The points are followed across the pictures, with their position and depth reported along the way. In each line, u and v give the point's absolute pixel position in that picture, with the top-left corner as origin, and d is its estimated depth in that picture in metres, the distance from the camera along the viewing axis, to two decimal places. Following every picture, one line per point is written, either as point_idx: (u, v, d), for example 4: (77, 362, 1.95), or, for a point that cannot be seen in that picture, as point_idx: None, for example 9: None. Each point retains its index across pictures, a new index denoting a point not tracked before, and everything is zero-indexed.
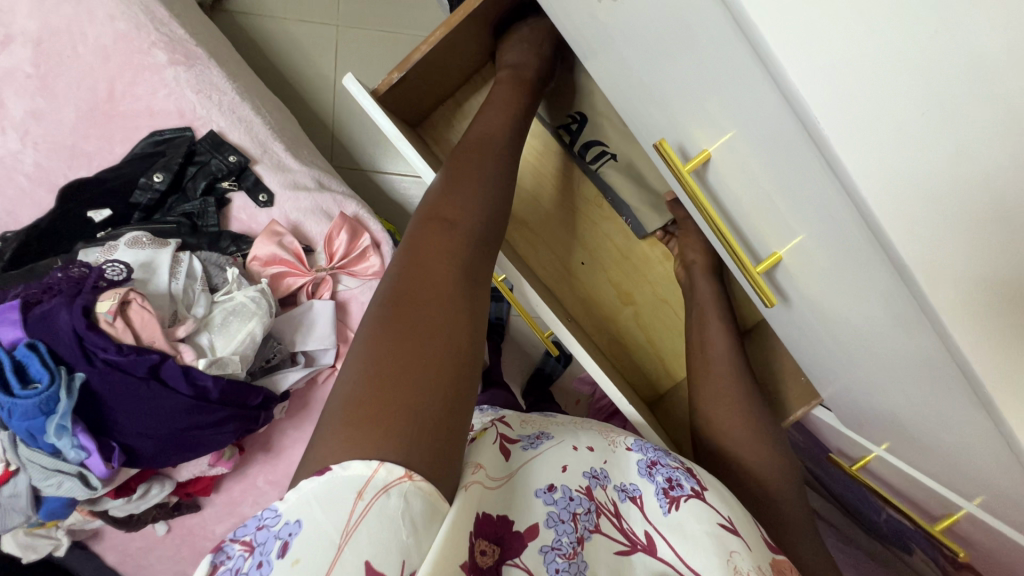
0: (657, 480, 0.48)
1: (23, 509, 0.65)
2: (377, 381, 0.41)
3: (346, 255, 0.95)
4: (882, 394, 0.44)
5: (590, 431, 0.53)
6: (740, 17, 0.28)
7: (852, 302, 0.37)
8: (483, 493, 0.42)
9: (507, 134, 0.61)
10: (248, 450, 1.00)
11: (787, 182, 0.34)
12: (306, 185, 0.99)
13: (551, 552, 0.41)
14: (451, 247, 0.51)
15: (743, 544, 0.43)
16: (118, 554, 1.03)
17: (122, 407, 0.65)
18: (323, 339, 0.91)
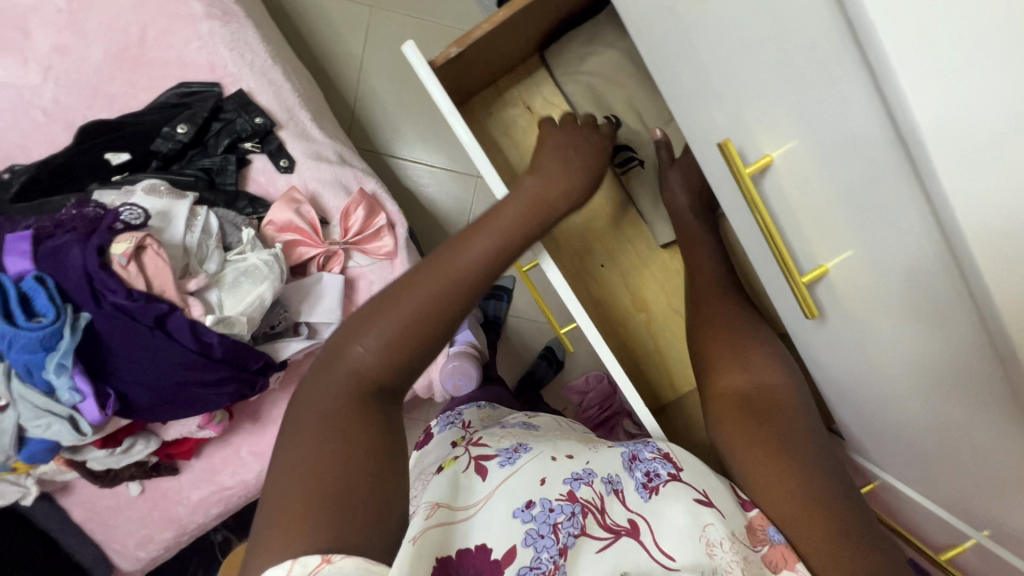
0: (637, 475, 0.53)
1: (4, 447, 0.63)
2: (305, 481, 0.37)
3: (360, 232, 0.95)
4: (906, 416, 0.45)
5: (572, 445, 0.58)
6: (853, 20, 0.27)
7: (898, 318, 0.38)
8: (444, 530, 0.47)
9: (523, 225, 0.52)
10: (235, 417, 0.99)
11: (847, 188, 0.35)
12: (328, 157, 0.98)
13: (529, 572, 0.44)
14: (418, 360, 0.45)
15: (718, 513, 0.48)
16: (85, 511, 0.99)
17: (124, 354, 0.63)
18: (329, 313, 0.91)
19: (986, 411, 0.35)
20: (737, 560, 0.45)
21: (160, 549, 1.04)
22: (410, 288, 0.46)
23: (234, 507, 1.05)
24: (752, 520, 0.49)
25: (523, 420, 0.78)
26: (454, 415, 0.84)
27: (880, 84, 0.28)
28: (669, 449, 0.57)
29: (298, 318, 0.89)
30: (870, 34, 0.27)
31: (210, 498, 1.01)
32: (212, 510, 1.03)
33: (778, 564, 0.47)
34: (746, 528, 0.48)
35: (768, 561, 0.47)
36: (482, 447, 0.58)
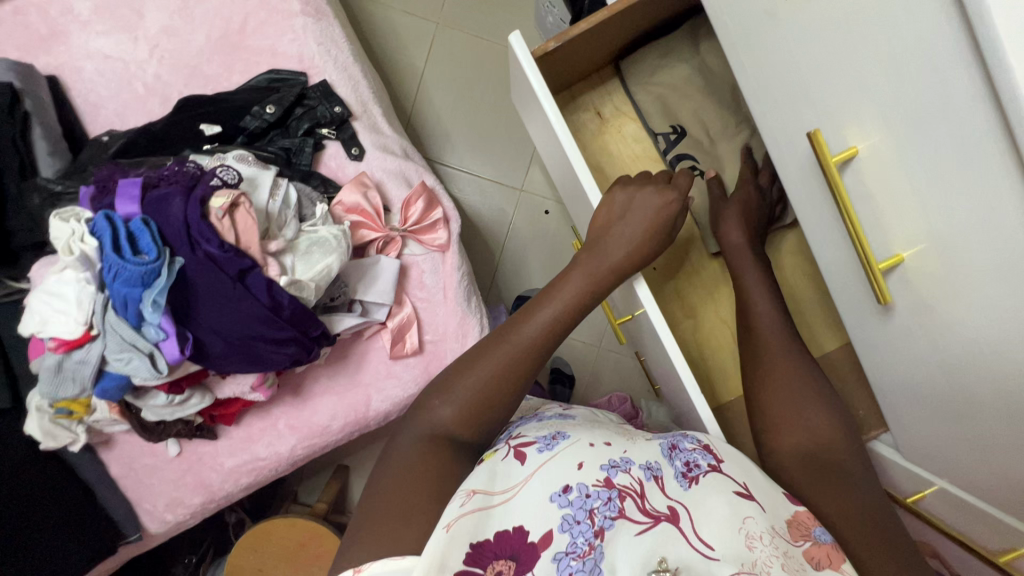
0: (677, 465, 0.52)
1: (83, 379, 0.67)
2: (384, 507, 0.49)
3: (419, 222, 1.00)
4: (971, 405, 0.48)
5: (605, 432, 0.57)
6: (969, 16, 0.34)
7: (974, 300, 0.43)
8: (483, 514, 0.45)
9: (565, 313, 0.63)
10: (278, 388, 1.01)
11: (947, 200, 0.42)
12: (394, 151, 1.04)
13: (565, 557, 0.42)
14: (480, 418, 0.59)
15: (757, 507, 0.48)
16: (122, 466, 1.02)
17: (207, 311, 0.68)
18: (382, 294, 0.95)
19: None
20: (778, 553, 0.45)
21: (187, 515, 1.06)
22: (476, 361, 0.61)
23: (263, 479, 1.07)
24: (790, 519, 0.49)
25: (557, 411, 0.79)
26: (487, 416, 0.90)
27: (1002, 106, 0.34)
28: (709, 441, 0.58)
29: (354, 295, 0.93)
30: (985, 25, 0.33)
31: (243, 467, 1.03)
32: (242, 480, 1.05)
33: (820, 561, 0.47)
34: (787, 525, 0.49)
35: (811, 559, 0.47)
36: (519, 437, 0.57)
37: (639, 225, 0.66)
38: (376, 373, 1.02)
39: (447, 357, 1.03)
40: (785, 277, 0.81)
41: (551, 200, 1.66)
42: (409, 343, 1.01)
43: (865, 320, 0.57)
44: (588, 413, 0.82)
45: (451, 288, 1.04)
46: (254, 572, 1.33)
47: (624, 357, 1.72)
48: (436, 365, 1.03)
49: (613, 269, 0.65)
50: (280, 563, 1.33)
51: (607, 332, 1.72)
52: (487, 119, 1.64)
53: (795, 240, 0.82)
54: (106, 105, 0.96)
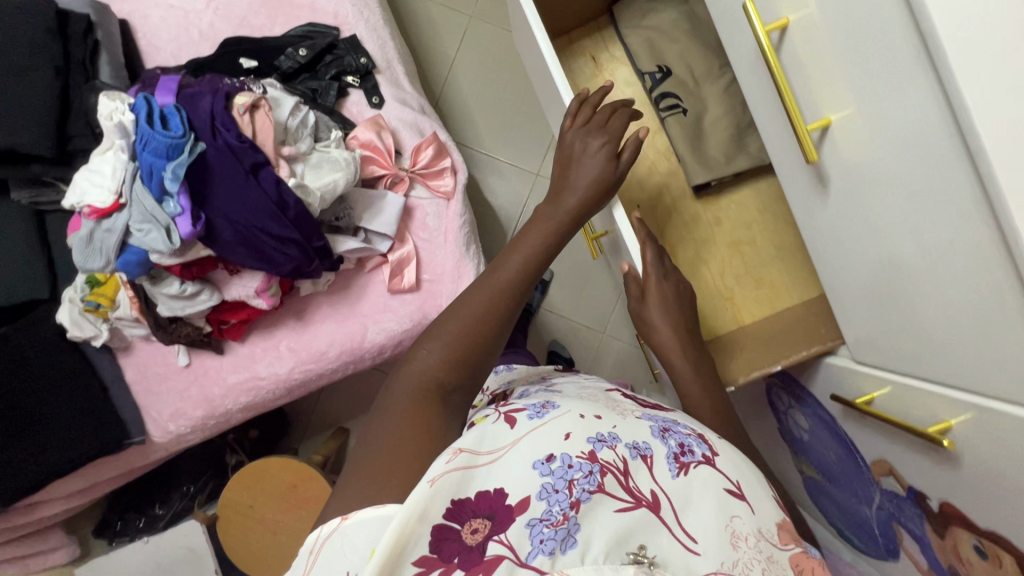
0: (670, 445, 0.52)
1: (109, 248, 0.76)
2: (383, 458, 0.48)
3: (427, 166, 1.07)
4: (899, 273, 0.49)
5: (599, 407, 0.56)
6: None
7: (884, 149, 0.46)
8: (467, 476, 0.44)
9: (532, 258, 0.68)
10: (283, 311, 1.08)
11: (907, 169, 0.44)
12: (411, 105, 1.12)
13: (539, 524, 0.43)
14: (466, 355, 0.60)
15: (745, 509, 0.50)
16: (136, 373, 1.10)
17: (229, 212, 0.77)
18: (385, 226, 1.02)
19: (951, 223, 0.42)
20: (758, 558, 0.47)
21: (188, 427, 1.12)
22: (456, 311, 0.64)
23: (260, 401, 1.13)
24: (780, 523, 0.53)
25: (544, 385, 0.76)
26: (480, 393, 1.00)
27: (930, 47, 0.38)
28: (703, 431, 0.58)
29: (359, 223, 1.02)
30: None
31: (243, 384, 1.10)
32: (241, 398, 1.11)
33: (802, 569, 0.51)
34: (777, 529, 0.52)
35: (796, 565, 0.50)
36: (510, 405, 0.56)
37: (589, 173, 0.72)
38: (374, 306, 1.08)
39: (442, 297, 1.08)
40: (764, 221, 0.84)
41: None
42: (406, 279, 1.06)
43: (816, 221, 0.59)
44: (580, 382, 0.80)
45: (452, 233, 1.09)
46: (245, 508, 1.37)
47: (628, 344, 1.72)
48: (430, 304, 1.08)
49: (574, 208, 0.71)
50: (271, 502, 1.37)
51: (612, 318, 1.73)
52: (511, 105, 1.72)
53: (777, 186, 0.84)
54: (165, 47, 1.09)
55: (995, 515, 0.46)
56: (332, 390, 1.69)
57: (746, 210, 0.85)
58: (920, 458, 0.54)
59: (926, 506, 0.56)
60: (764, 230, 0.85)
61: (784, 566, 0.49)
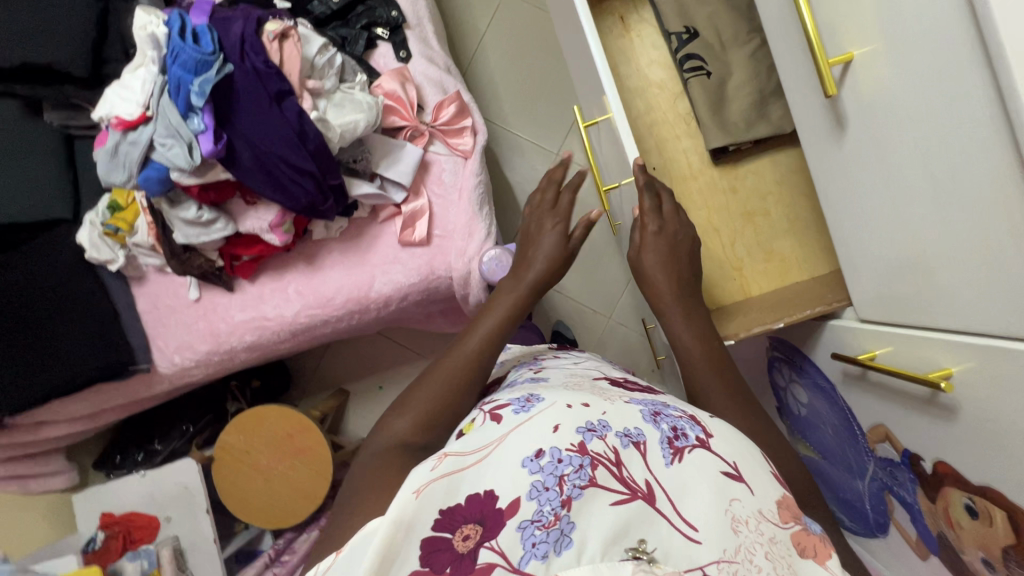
0: (663, 429, 0.50)
1: (132, 162, 0.78)
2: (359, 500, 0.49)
3: (448, 123, 1.07)
4: (914, 218, 0.48)
5: (586, 394, 0.54)
6: None
7: (907, 79, 0.43)
8: (450, 488, 0.45)
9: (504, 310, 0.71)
10: (295, 255, 1.10)
11: (929, 100, 0.42)
12: (438, 63, 1.13)
13: (530, 526, 0.42)
14: (432, 411, 0.59)
15: (746, 490, 0.47)
16: (148, 303, 1.13)
17: (253, 138, 0.79)
18: (400, 176, 1.03)
19: (970, 156, 0.40)
20: (760, 542, 0.45)
21: (193, 361, 1.15)
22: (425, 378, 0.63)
23: (265, 342, 1.15)
24: (781, 500, 0.49)
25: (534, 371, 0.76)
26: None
27: None
28: (696, 412, 0.54)
29: (375, 169, 1.03)
30: None
31: (250, 323, 1.12)
32: (246, 337, 1.13)
33: (807, 550, 0.47)
34: (777, 506, 0.48)
35: (797, 543, 0.46)
36: (495, 402, 0.56)
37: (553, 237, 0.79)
38: (383, 257, 1.09)
39: (451, 253, 1.09)
40: (780, 193, 0.84)
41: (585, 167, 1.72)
42: (418, 232, 1.07)
43: (829, 174, 0.58)
44: (569, 368, 0.80)
45: (466, 191, 1.09)
46: (242, 454, 1.39)
47: (633, 332, 1.71)
48: (439, 259, 1.09)
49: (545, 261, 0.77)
50: (267, 448, 1.39)
51: (619, 304, 1.72)
52: (537, 84, 1.73)
53: (796, 158, 0.83)
54: None
55: (991, 469, 0.46)
56: (336, 351, 1.71)
57: (763, 181, 0.84)
58: (918, 415, 0.53)
59: (920, 470, 0.55)
60: (780, 201, 0.84)
61: (789, 547, 0.46)
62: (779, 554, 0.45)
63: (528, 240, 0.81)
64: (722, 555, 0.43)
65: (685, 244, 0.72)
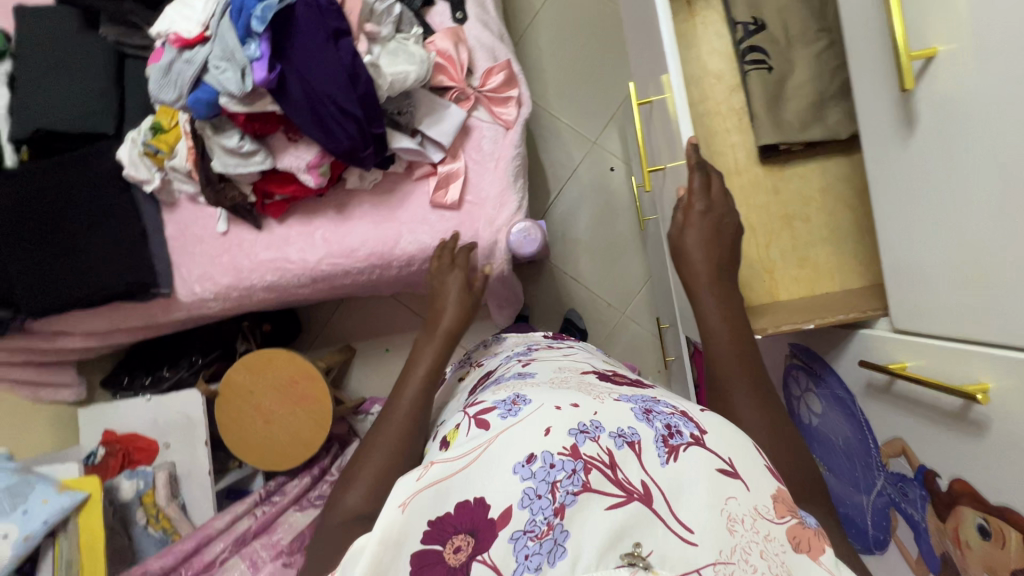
0: (657, 427, 0.49)
1: (183, 81, 0.79)
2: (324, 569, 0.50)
3: (494, 91, 1.07)
4: (972, 227, 0.47)
5: (574, 394, 0.54)
6: None
7: (992, 80, 0.42)
8: (434, 501, 0.44)
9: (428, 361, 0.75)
10: (325, 202, 1.11)
11: (1013, 102, 0.41)
12: (492, 30, 1.12)
13: (523, 537, 0.42)
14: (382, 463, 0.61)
15: (743, 487, 0.46)
16: (177, 230, 1.14)
17: (307, 73, 0.79)
18: (441, 136, 1.03)
19: None
20: (755, 540, 0.44)
21: (212, 293, 1.16)
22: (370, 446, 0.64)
23: (284, 285, 1.16)
24: (776, 494, 0.48)
25: (518, 370, 0.80)
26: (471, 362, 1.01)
27: None
28: (688, 409, 0.53)
29: (417, 126, 1.02)
30: None
31: (272, 263, 1.13)
32: (267, 277, 1.14)
33: (800, 543, 0.46)
34: (773, 501, 0.47)
35: (791, 536, 0.46)
36: (480, 403, 0.56)
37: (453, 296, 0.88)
38: (412, 216, 1.09)
39: (480, 221, 1.08)
40: (823, 201, 0.82)
41: (620, 159, 1.70)
42: (450, 195, 1.07)
43: (887, 178, 0.57)
44: (554, 363, 0.83)
45: (503, 161, 1.09)
46: (245, 392, 1.41)
47: (644, 331, 1.71)
48: (467, 226, 1.09)
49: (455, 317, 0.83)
50: (270, 391, 1.41)
51: (634, 301, 1.71)
52: (584, 70, 1.71)
53: (846, 167, 0.82)
54: None
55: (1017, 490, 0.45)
56: (348, 308, 1.73)
57: (808, 186, 0.83)
58: (944, 431, 0.52)
59: (934, 487, 0.55)
60: (821, 209, 0.82)
61: (783, 542, 0.45)
62: (774, 552, 0.44)
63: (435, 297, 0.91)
64: (718, 558, 0.42)
65: (729, 230, 0.71)
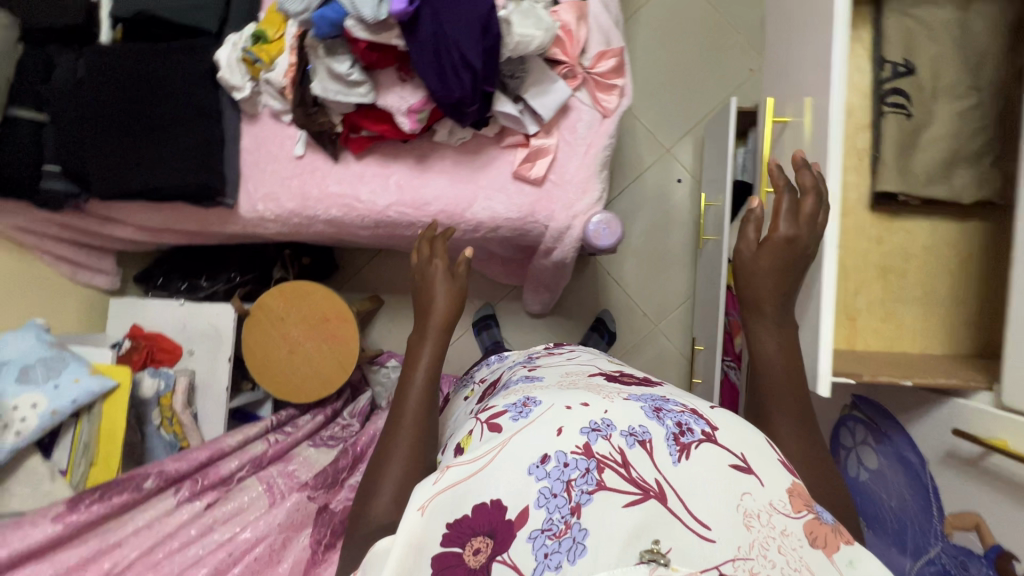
0: (669, 426, 0.56)
1: None
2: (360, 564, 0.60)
3: (602, 75, 1.04)
4: None
5: (584, 394, 0.62)
6: None
7: None
8: (449, 502, 0.53)
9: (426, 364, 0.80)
10: (407, 149, 1.09)
11: None
12: (611, 12, 1.09)
13: (541, 535, 0.49)
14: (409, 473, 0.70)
15: (756, 484, 0.53)
16: (252, 144, 1.12)
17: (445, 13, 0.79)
18: (543, 108, 0.99)
19: None
20: (773, 535, 0.49)
21: (273, 214, 1.15)
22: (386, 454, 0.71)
23: (346, 222, 1.14)
24: (791, 490, 0.53)
25: (526, 374, 0.89)
26: (477, 380, 1.23)
27: None
28: (695, 407, 0.61)
29: (521, 94, 0.99)
30: None
31: (341, 198, 1.11)
32: (332, 210, 1.13)
33: (818, 539, 0.50)
34: (790, 497, 0.52)
35: (808, 533, 0.50)
36: (494, 409, 0.65)
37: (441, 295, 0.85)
38: (492, 182, 1.07)
39: (557, 203, 1.07)
40: (924, 260, 0.80)
41: (688, 172, 1.67)
42: (535, 169, 1.05)
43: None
44: (561, 368, 0.91)
45: (594, 147, 1.06)
46: (276, 319, 1.40)
47: (673, 347, 1.70)
48: (543, 205, 1.07)
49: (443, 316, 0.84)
50: (301, 324, 1.40)
51: (669, 316, 1.70)
52: (674, 73, 1.66)
53: (956, 231, 0.80)
54: None
55: None
56: (386, 258, 1.72)
57: (912, 242, 0.81)
58: None
59: (1005, 566, 0.57)
60: (919, 268, 0.80)
61: (801, 537, 0.50)
62: (791, 547, 0.49)
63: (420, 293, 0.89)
64: (737, 553, 0.48)
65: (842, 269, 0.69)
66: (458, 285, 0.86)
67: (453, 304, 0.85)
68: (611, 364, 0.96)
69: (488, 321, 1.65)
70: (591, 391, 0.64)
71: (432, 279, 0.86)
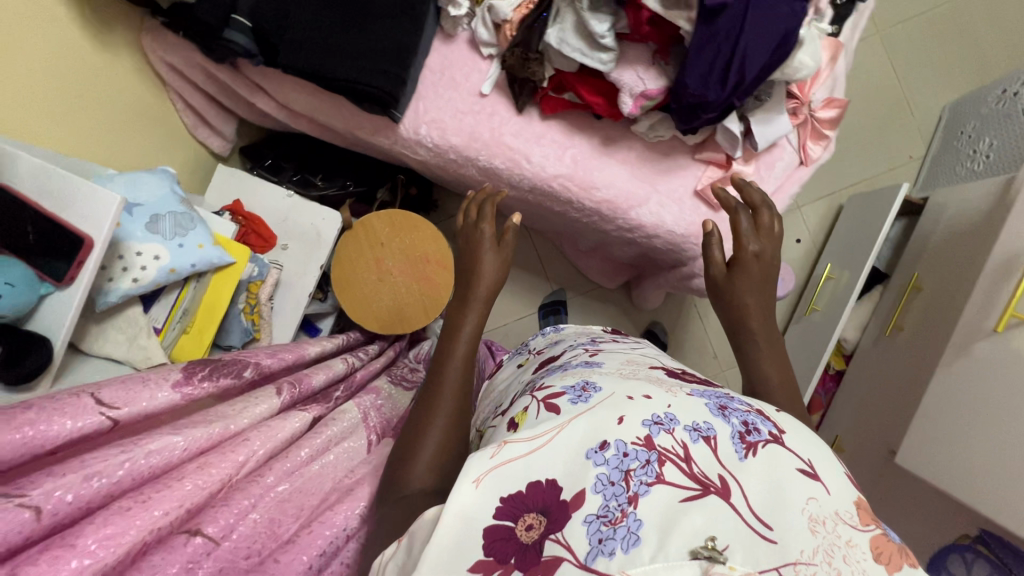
0: (735, 424, 0.50)
1: None
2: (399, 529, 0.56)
3: (820, 122, 0.99)
4: None
5: (646, 384, 0.56)
6: None
7: None
8: (504, 480, 0.47)
9: (469, 328, 0.75)
10: (594, 127, 1.04)
11: None
12: (847, 59, 1.03)
13: (595, 520, 0.44)
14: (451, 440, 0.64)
15: (823, 490, 0.46)
16: (438, 64, 1.05)
17: (753, 14, 0.72)
18: (763, 137, 0.94)
19: None
20: (837, 544, 0.43)
21: (433, 142, 1.07)
22: (425, 420, 0.66)
23: (503, 177, 1.09)
24: (857, 501, 0.47)
25: (585, 359, 0.79)
26: (530, 352, 1.06)
27: None
28: (761, 408, 0.55)
29: (746, 113, 0.93)
30: None
31: (509, 150, 1.04)
32: (495, 161, 1.06)
33: (886, 557, 0.43)
34: (856, 508, 0.46)
35: (873, 547, 0.43)
36: (548, 390, 0.59)
37: (490, 267, 0.82)
38: (669, 190, 1.02)
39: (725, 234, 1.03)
40: None
41: (809, 234, 1.60)
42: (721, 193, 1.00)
43: None
44: (621, 355, 0.82)
45: (781, 191, 1.03)
46: (374, 242, 1.35)
47: None
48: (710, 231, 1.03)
49: (487, 287, 0.80)
50: (400, 256, 1.36)
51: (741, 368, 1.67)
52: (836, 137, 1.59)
53: None
54: None
55: None
56: None
57: None
58: None
59: None
60: None
61: (866, 550, 0.43)
62: (856, 559, 0.42)
63: (464, 260, 0.85)
64: (798, 557, 0.41)
65: None
66: (506, 256, 0.84)
67: (497, 277, 0.82)
68: (671, 361, 0.88)
69: (557, 306, 1.61)
70: (653, 381, 0.58)
71: (478, 245, 0.83)
